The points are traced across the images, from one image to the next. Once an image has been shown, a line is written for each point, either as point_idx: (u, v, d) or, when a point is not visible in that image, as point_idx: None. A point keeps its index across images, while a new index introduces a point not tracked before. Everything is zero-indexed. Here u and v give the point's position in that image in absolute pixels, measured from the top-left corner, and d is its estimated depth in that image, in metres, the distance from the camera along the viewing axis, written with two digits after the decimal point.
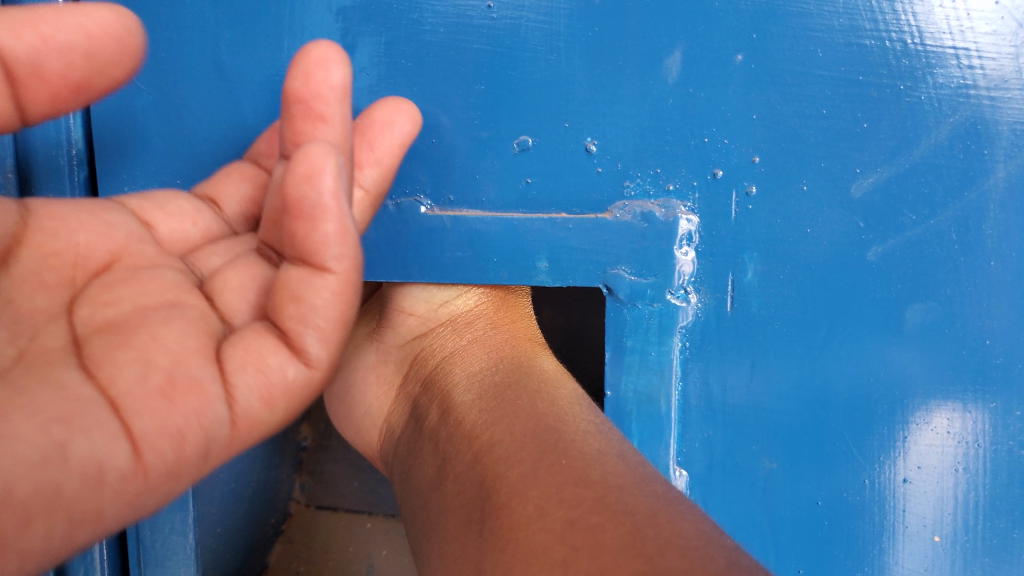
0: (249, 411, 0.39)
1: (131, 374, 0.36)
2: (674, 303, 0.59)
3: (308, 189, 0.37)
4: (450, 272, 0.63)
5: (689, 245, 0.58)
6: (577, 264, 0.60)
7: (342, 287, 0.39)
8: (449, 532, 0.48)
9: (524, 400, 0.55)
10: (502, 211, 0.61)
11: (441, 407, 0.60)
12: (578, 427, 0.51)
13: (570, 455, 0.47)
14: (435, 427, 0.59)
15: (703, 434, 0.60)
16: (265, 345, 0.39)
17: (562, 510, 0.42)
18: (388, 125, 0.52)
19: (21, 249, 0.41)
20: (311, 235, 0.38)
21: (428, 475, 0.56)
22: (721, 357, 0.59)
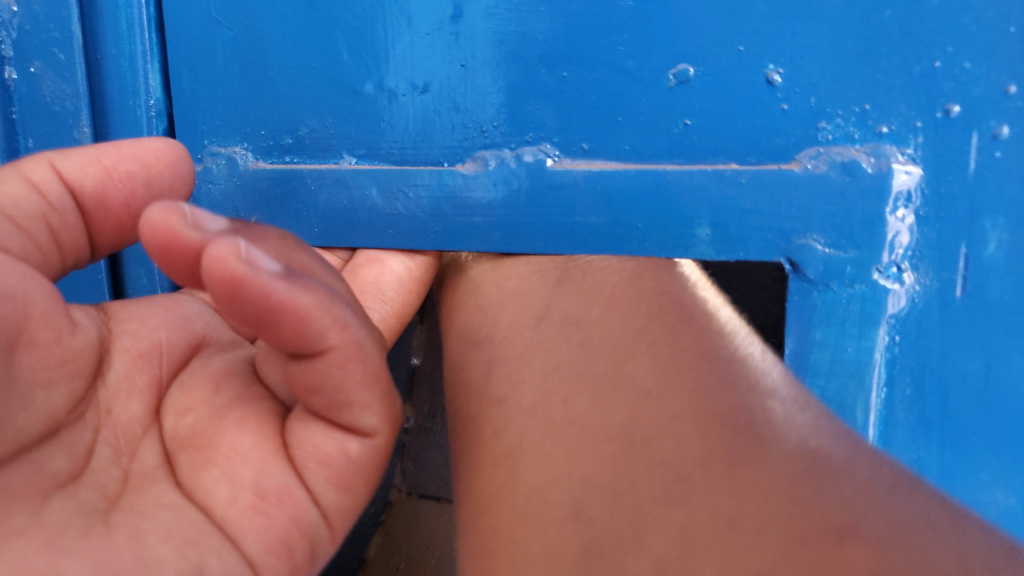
0: (342, 523, 0.35)
1: (225, 495, 0.33)
2: (882, 285, 0.45)
3: (341, 373, 0.31)
4: (580, 240, 0.50)
5: (908, 206, 0.43)
6: (750, 232, 0.46)
7: (364, 364, 0.32)
8: (542, 361, 0.45)
9: (661, 317, 0.44)
10: (649, 161, 0.48)
11: (540, 301, 0.50)
12: (742, 364, 0.40)
13: (744, 408, 0.35)
14: (530, 321, 0.50)
15: (911, 456, 0.47)
16: (321, 432, 0.33)
17: (697, 384, 0.38)
18: (250, 252, 0.29)
19: (112, 356, 0.36)
20: (338, 382, 0.31)
21: (525, 359, 0.46)
22: (945, 355, 0.45)
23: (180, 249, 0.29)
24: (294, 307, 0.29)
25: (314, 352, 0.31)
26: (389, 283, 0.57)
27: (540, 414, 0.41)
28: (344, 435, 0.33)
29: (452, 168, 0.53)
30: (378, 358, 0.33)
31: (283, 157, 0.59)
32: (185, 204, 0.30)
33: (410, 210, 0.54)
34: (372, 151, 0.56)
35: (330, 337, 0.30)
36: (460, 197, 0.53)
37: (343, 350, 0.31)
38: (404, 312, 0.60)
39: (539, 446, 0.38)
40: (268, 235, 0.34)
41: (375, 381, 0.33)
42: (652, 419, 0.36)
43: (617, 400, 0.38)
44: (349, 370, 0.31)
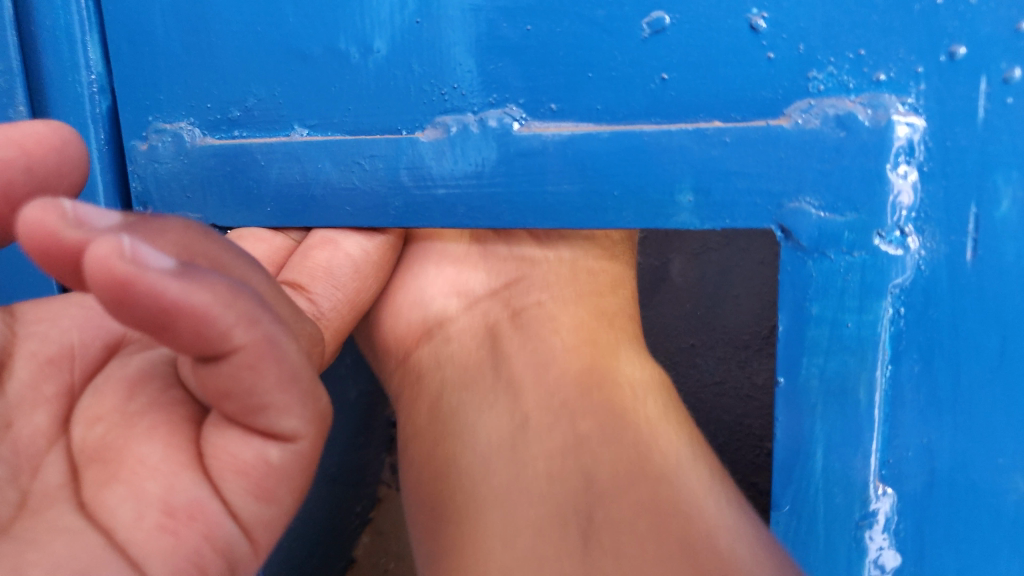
0: (268, 537, 0.31)
1: (130, 514, 0.29)
2: (884, 252, 0.40)
3: (253, 375, 0.28)
4: (551, 213, 0.46)
5: (910, 160, 0.39)
6: (737, 196, 0.42)
7: (280, 363, 0.28)
8: (513, 479, 0.48)
9: (627, 447, 0.47)
10: (626, 122, 0.44)
11: (516, 412, 0.52)
12: (690, 499, 0.44)
13: (701, 548, 0.40)
14: (504, 440, 0.51)
15: (920, 440, 0.42)
16: (237, 439, 0.29)
17: (656, 518, 0.42)
18: (138, 249, 0.25)
19: (13, 362, 0.32)
20: (250, 384, 0.28)
21: (500, 477, 0.49)
22: (954, 329, 0.40)
23: (60, 253, 0.25)
24: (191, 307, 0.25)
25: (220, 354, 0.27)
26: (344, 266, 0.53)
27: (512, 530, 0.45)
28: (264, 441, 0.29)
29: (411, 136, 0.48)
30: (296, 355, 0.29)
31: (233, 131, 0.54)
32: (65, 200, 0.26)
33: (367, 184, 0.50)
34: (326, 122, 0.51)
35: (236, 336, 0.26)
36: (419, 170, 0.48)
37: (256, 348, 0.27)
38: (362, 300, 0.56)
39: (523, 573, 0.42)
40: (170, 223, 0.29)
41: (293, 382, 0.29)
42: (613, 550, 0.41)
43: (577, 547, 0.42)
44: (261, 370, 0.28)
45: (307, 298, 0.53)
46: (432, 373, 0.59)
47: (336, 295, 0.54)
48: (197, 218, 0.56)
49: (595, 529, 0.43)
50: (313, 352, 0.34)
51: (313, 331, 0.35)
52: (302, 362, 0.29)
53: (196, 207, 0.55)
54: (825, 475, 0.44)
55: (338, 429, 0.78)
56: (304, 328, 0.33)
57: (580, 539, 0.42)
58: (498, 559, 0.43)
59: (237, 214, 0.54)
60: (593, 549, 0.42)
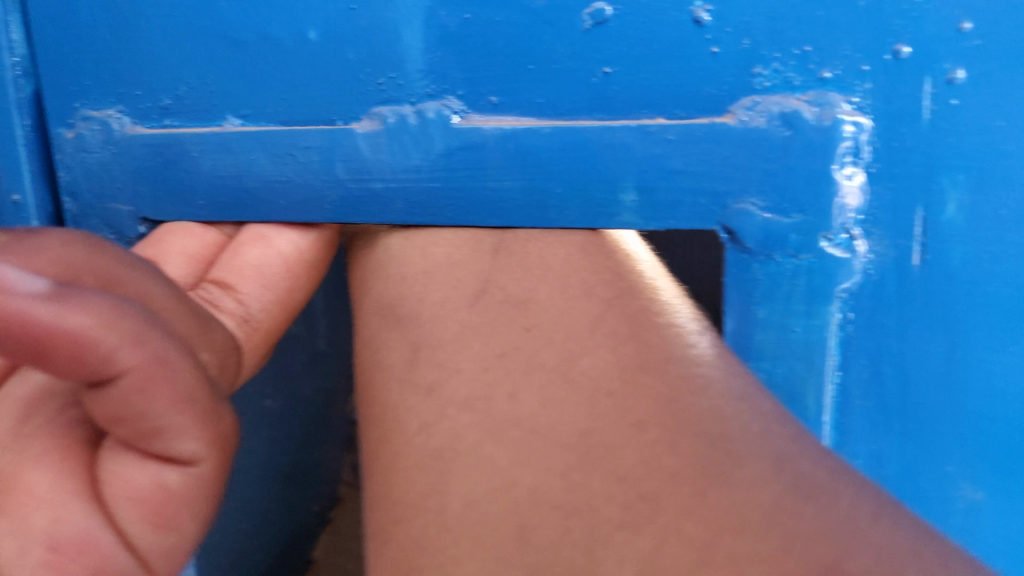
0: (168, 567, 0.30)
1: (11, 550, 0.27)
2: (831, 254, 0.39)
3: (144, 399, 0.28)
4: (492, 209, 0.44)
5: (857, 161, 0.38)
6: (681, 196, 0.40)
7: (172, 384, 0.28)
8: (456, 334, 0.39)
9: (590, 261, 0.41)
10: (568, 117, 0.42)
11: (468, 267, 0.44)
12: (682, 336, 0.35)
13: (684, 377, 0.32)
14: (453, 295, 0.42)
15: (869, 448, 0.42)
16: (132, 463, 0.29)
17: (626, 359, 0.33)
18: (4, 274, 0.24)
19: None
20: (142, 408, 0.28)
21: (444, 325, 0.41)
22: (902, 334, 0.39)
23: None
24: (64, 333, 0.25)
25: (107, 378, 0.27)
26: (274, 264, 0.51)
27: (470, 406, 0.34)
28: (159, 465, 0.29)
29: (347, 128, 0.46)
30: (190, 376, 0.29)
31: (163, 120, 0.51)
32: None
33: (303, 177, 0.47)
34: (259, 112, 0.49)
35: (120, 359, 0.27)
36: (354, 162, 0.46)
37: (143, 370, 0.27)
38: (294, 300, 0.54)
39: (469, 452, 0.31)
40: (50, 239, 0.29)
41: (187, 403, 0.29)
42: (575, 400, 0.32)
43: (538, 373, 0.34)
44: (152, 393, 0.28)
45: (234, 298, 0.51)
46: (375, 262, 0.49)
47: (265, 296, 0.52)
48: (129, 210, 0.53)
49: (571, 376, 0.33)
50: (224, 364, 0.37)
51: (223, 342, 0.37)
52: (197, 384, 0.30)
53: (128, 198, 0.53)
54: None
55: (295, 428, 0.78)
56: (213, 340, 0.36)
57: (519, 378, 0.34)
58: (422, 426, 0.35)
59: (172, 207, 0.52)
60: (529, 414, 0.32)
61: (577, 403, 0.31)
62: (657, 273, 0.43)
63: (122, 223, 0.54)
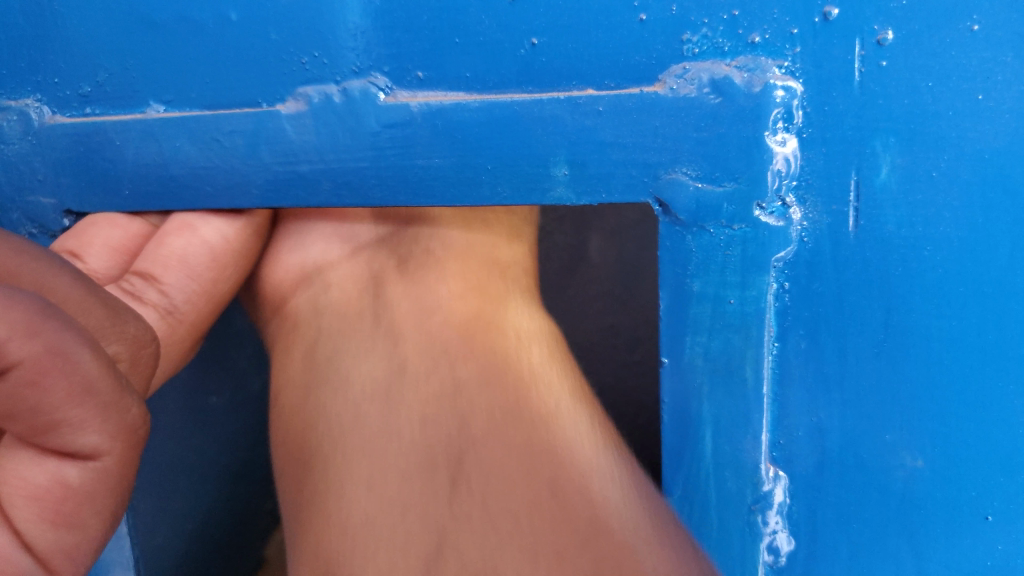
0: (70, 562, 0.30)
1: None
2: (765, 223, 0.39)
3: (37, 392, 0.26)
4: (421, 188, 0.43)
5: (789, 127, 0.37)
6: (613, 168, 0.39)
7: (68, 376, 0.27)
8: (381, 424, 0.47)
9: (504, 394, 0.45)
10: (496, 90, 0.40)
11: (392, 360, 0.50)
12: (577, 472, 0.41)
13: (583, 514, 0.39)
14: (379, 390, 0.48)
15: (810, 419, 0.41)
16: (29, 460, 0.28)
17: (534, 501, 0.39)
18: None
19: None
20: (36, 402, 0.27)
21: (366, 422, 0.47)
22: (838, 302, 0.39)
23: None
24: None
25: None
26: (200, 254, 0.50)
27: (378, 489, 0.44)
28: (59, 458, 0.29)
29: (271, 110, 0.45)
30: (89, 365, 0.28)
31: (83, 109, 0.49)
32: None
33: (230, 163, 0.46)
34: (180, 96, 0.47)
35: (12, 351, 0.25)
36: (281, 145, 0.45)
37: (36, 364, 0.26)
38: (222, 292, 0.53)
39: (386, 551, 0.41)
40: None
41: (88, 395, 0.28)
42: (483, 524, 0.40)
43: (439, 538, 0.40)
44: (46, 386, 0.27)
45: (157, 289, 0.50)
46: (303, 354, 0.53)
47: (190, 287, 0.52)
48: (52, 202, 0.51)
49: (484, 517, 0.40)
50: (138, 356, 0.37)
51: (138, 332, 0.37)
52: (100, 373, 0.29)
53: (50, 190, 0.51)
54: (715, 460, 0.43)
55: None
56: (125, 332, 0.36)
57: (449, 486, 0.42)
58: (351, 513, 0.44)
59: (95, 198, 0.50)
60: (447, 557, 0.40)
61: (502, 544, 0.38)
62: (544, 358, 0.48)
63: (44, 216, 0.52)
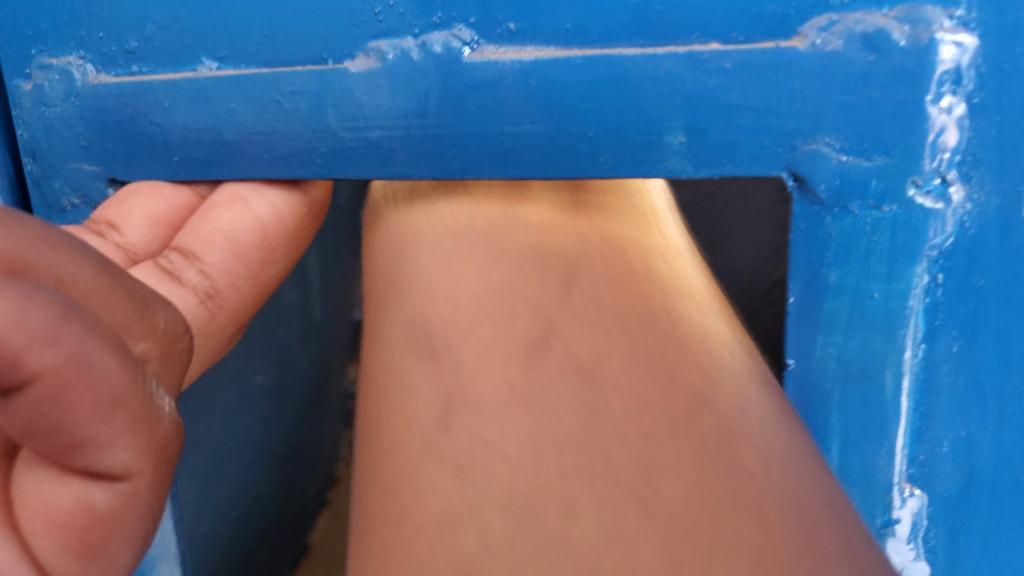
0: None
1: None
2: (920, 205, 0.33)
3: (59, 409, 0.24)
4: (509, 159, 0.37)
5: (958, 91, 0.31)
6: (739, 136, 0.33)
7: (96, 390, 0.25)
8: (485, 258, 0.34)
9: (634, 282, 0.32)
10: (601, 44, 0.34)
11: (509, 213, 0.36)
12: (692, 330, 0.31)
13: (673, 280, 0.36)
14: (486, 223, 0.36)
15: (957, 434, 0.35)
16: (49, 482, 0.25)
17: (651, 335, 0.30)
18: None
19: None
20: (57, 420, 0.24)
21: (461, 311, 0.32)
22: (1005, 303, 0.33)
23: None
24: None
25: (13, 387, 0.23)
26: (248, 231, 0.45)
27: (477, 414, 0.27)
28: (86, 482, 0.25)
29: (339, 67, 0.39)
30: (115, 376, 0.25)
31: (128, 67, 0.44)
32: None
33: (290, 128, 0.41)
34: (238, 53, 0.41)
35: (29, 361, 0.23)
36: (349, 108, 0.39)
37: (55, 381, 0.23)
38: (270, 277, 0.49)
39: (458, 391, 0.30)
40: None
41: (116, 408, 0.25)
42: (667, 433, 0.26)
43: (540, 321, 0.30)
44: (68, 402, 0.24)
45: (197, 268, 0.45)
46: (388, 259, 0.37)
47: (235, 268, 0.47)
48: (95, 170, 0.47)
49: (635, 423, 0.26)
50: (166, 351, 0.34)
51: (164, 325, 0.34)
52: (126, 384, 0.26)
53: (93, 157, 0.47)
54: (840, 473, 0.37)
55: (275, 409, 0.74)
56: (154, 323, 0.33)
57: (560, 285, 0.32)
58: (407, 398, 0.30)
59: (146, 164, 0.46)
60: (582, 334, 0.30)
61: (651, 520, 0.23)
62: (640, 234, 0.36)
63: (87, 185, 0.48)
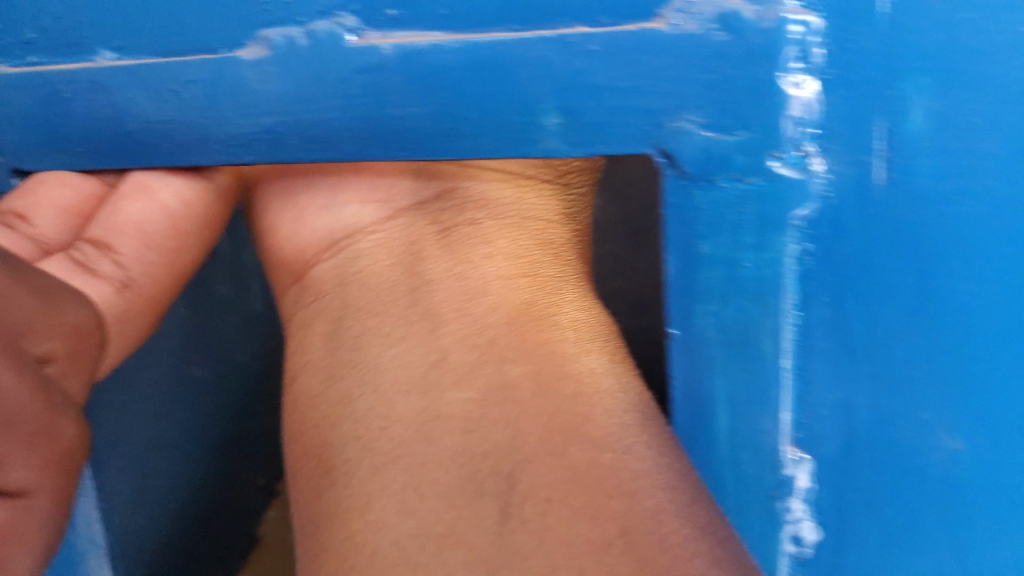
0: None
1: None
2: (782, 176, 0.34)
3: None
4: (396, 140, 0.38)
5: (808, 68, 0.32)
6: (610, 116, 0.35)
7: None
8: (416, 432, 0.38)
9: (535, 358, 0.39)
10: (477, 29, 0.35)
11: (432, 347, 0.41)
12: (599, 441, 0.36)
13: (575, 371, 0.38)
14: (414, 383, 0.40)
15: (834, 396, 0.37)
16: None
17: (566, 422, 0.36)
18: None
19: None
20: None
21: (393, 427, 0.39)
22: (867, 271, 0.34)
23: None
24: None
25: None
26: (157, 220, 0.46)
27: (415, 493, 0.36)
28: None
29: (232, 55, 0.40)
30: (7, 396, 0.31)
31: (25, 58, 0.44)
32: None
33: (188, 117, 0.42)
34: (134, 43, 0.41)
35: None
36: (243, 95, 0.40)
37: None
38: (187, 262, 0.50)
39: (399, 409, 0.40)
40: None
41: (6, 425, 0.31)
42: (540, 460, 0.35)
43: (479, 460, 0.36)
44: None
45: (111, 259, 0.46)
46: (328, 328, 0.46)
47: (147, 257, 0.48)
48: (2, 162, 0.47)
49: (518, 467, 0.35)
50: (79, 349, 0.37)
51: (75, 321, 0.38)
52: (20, 406, 0.31)
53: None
54: (730, 441, 0.39)
55: (217, 400, 0.74)
56: (64, 322, 0.37)
57: (498, 512, 0.34)
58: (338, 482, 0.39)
59: (48, 156, 0.46)
60: (511, 527, 0.33)
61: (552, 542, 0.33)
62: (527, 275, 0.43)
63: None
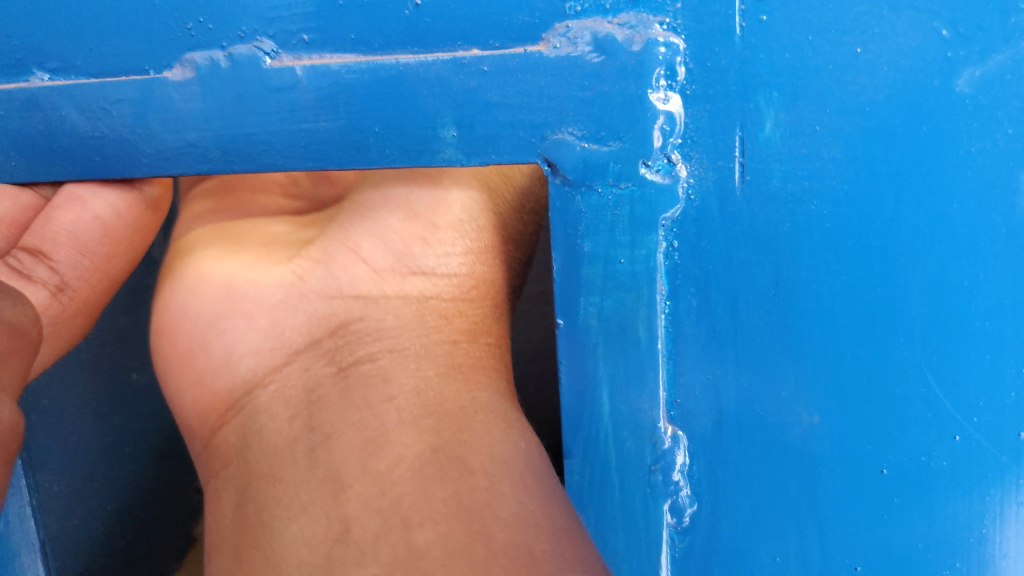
0: None
1: None
2: (652, 181, 0.39)
3: None
4: (309, 153, 0.42)
5: (672, 85, 0.37)
6: (500, 128, 0.39)
7: None
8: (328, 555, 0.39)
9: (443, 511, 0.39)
10: (381, 52, 0.39)
11: (335, 516, 0.40)
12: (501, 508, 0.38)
13: (485, 512, 0.39)
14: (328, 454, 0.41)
15: (704, 377, 0.41)
16: None
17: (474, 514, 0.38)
18: None
19: None
20: None
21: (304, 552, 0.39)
22: (728, 263, 0.39)
23: None
24: None
25: None
26: (90, 228, 0.49)
27: None
28: None
29: (159, 75, 0.43)
30: None
31: None
32: None
33: (117, 132, 0.45)
34: (67, 64, 0.44)
35: None
36: (169, 112, 0.43)
37: None
38: (118, 267, 0.53)
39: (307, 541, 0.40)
40: None
41: None
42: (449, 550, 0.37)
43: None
44: None
45: (46, 266, 0.50)
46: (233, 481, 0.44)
47: (82, 263, 0.51)
48: None
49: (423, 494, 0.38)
50: None
51: None
52: None
53: None
54: (613, 420, 0.43)
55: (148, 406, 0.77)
56: None
57: None
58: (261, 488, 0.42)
59: None
60: None
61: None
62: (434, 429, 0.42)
63: None
